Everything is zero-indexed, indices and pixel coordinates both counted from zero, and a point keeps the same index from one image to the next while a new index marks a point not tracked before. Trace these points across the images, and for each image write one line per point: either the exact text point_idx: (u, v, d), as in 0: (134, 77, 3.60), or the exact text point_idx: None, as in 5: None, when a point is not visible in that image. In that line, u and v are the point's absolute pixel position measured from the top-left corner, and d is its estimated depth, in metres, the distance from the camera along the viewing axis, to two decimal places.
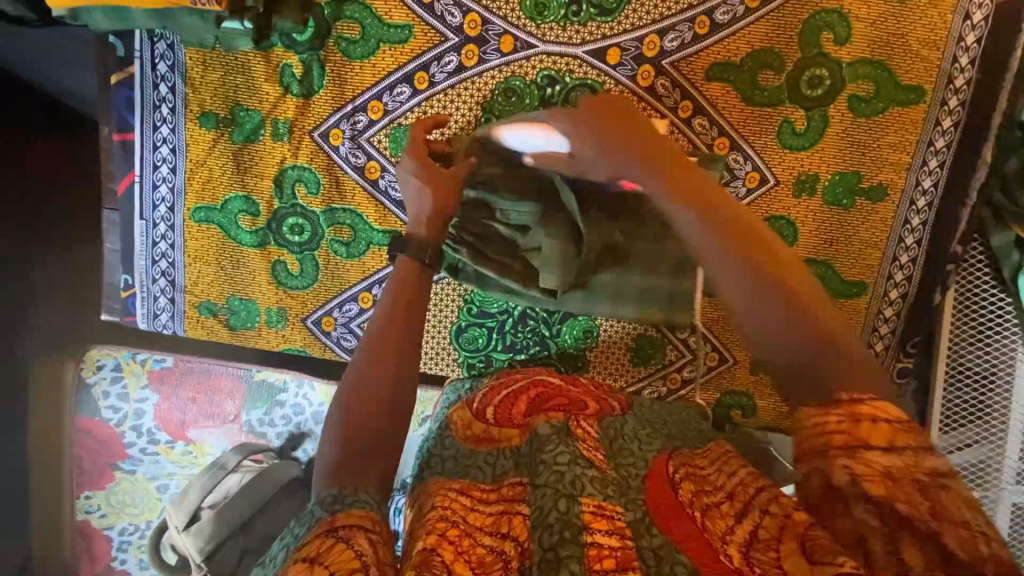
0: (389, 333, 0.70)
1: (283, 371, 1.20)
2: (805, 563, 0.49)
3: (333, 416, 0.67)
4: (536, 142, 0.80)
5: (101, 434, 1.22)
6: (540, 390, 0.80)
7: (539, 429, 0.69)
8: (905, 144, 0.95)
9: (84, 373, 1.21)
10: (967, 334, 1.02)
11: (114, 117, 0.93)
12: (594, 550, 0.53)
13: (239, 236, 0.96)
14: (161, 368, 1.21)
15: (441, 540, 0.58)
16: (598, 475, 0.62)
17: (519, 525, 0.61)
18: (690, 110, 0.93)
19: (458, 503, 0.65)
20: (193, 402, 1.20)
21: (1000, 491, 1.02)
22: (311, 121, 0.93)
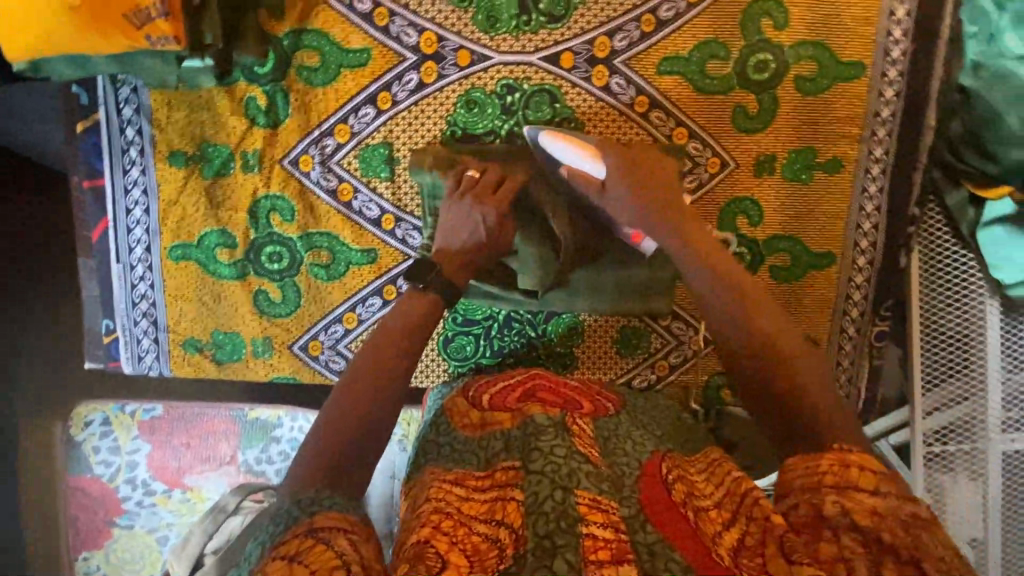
0: (384, 352, 0.75)
1: (276, 407, 1.25)
2: (784, 563, 0.55)
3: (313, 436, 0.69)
4: (583, 163, 0.88)
5: (94, 491, 1.23)
6: (540, 382, 0.83)
7: (535, 416, 0.71)
8: (855, 117, 0.98)
9: (73, 431, 1.23)
10: (940, 293, 1.05)
11: (83, 165, 0.94)
12: (589, 541, 0.55)
13: (218, 270, 0.97)
14: (152, 418, 1.24)
15: (435, 531, 0.60)
16: (594, 470, 0.63)
17: (513, 512, 0.61)
18: (646, 104, 0.96)
19: (452, 494, 0.66)
20: (188, 446, 1.24)
21: (989, 441, 1.06)
22: (280, 151, 0.95)
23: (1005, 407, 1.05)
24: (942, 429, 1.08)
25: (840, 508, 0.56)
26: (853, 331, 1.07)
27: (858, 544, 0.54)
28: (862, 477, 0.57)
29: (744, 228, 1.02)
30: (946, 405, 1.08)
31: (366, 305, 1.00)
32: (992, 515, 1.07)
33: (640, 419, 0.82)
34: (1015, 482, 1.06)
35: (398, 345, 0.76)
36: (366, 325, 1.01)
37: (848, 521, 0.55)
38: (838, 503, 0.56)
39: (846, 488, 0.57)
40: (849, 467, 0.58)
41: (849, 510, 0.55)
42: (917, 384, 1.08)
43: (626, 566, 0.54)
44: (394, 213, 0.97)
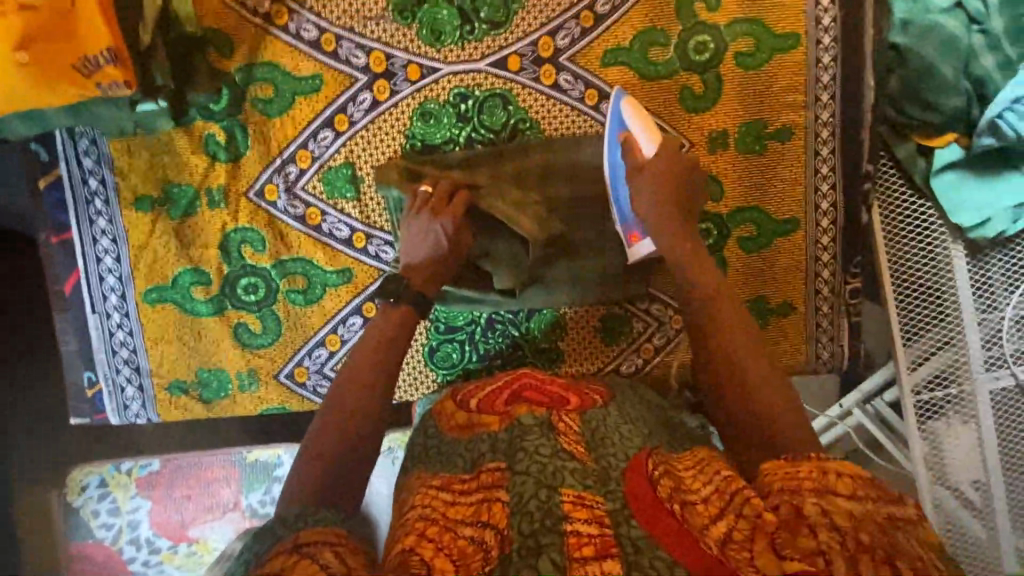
0: (361, 377, 0.79)
1: (273, 447, 1.24)
2: (774, 557, 0.56)
3: (303, 453, 0.74)
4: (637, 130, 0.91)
5: (98, 556, 1.23)
6: (527, 383, 0.83)
7: (521, 419, 0.73)
8: (797, 84, 1.02)
9: (69, 496, 1.22)
10: (904, 244, 1.09)
11: (50, 220, 0.95)
12: (573, 538, 0.57)
13: (195, 308, 0.98)
14: (148, 473, 1.23)
15: (421, 539, 0.60)
16: (579, 466, 0.65)
17: (499, 512, 0.62)
18: (596, 96, 0.99)
19: (438, 500, 0.66)
20: (189, 498, 1.23)
21: (975, 382, 1.08)
22: (245, 183, 0.96)
23: (985, 347, 1.07)
24: (929, 378, 1.11)
25: (821, 508, 0.58)
26: (827, 292, 1.09)
27: (836, 539, 0.55)
28: (838, 482, 0.60)
29: (707, 204, 1.05)
30: (928, 354, 1.10)
31: (347, 324, 1.00)
32: (990, 456, 1.08)
33: (628, 411, 0.82)
34: (1008, 419, 1.08)
35: (371, 373, 0.79)
36: (349, 346, 1.01)
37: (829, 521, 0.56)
38: (820, 505, 0.58)
39: (826, 492, 0.59)
40: (827, 474, 0.61)
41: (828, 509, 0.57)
42: (896, 336, 1.10)
43: (610, 562, 0.56)
44: (365, 230, 0.99)
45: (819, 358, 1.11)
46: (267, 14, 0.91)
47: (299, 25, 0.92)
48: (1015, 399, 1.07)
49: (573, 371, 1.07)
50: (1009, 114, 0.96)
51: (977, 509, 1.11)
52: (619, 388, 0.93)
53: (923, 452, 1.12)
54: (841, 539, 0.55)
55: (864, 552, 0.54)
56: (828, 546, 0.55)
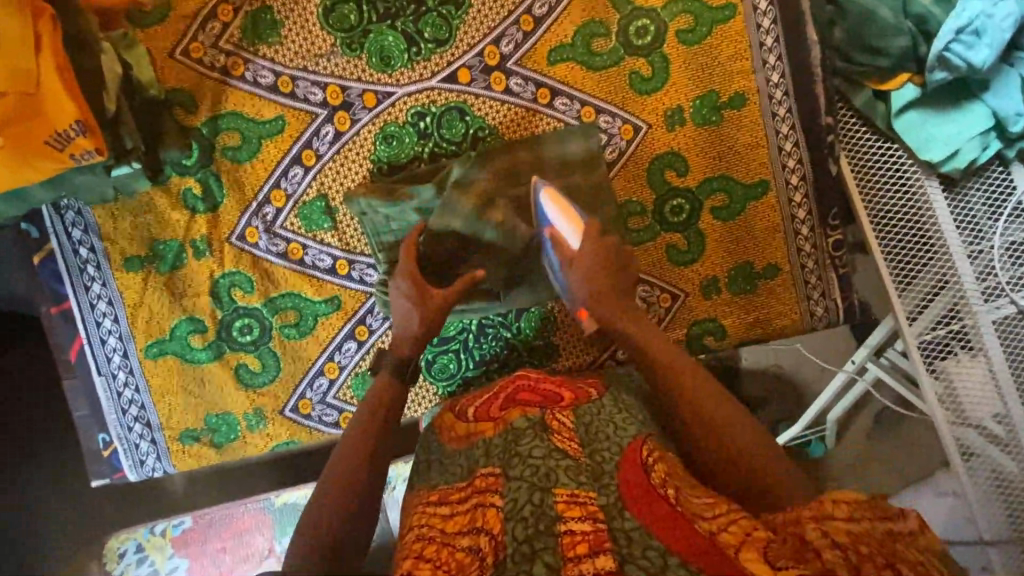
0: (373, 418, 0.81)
1: (301, 488, 1.31)
2: (768, 567, 0.54)
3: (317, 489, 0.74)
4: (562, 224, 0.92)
5: None
6: (520, 383, 0.83)
7: (515, 423, 0.73)
8: (741, 52, 1.04)
9: (110, 565, 1.28)
10: (879, 189, 1.08)
11: (48, 292, 0.99)
12: (567, 538, 0.59)
13: (195, 356, 1.01)
14: (182, 531, 1.29)
15: (418, 560, 0.61)
16: (573, 463, 0.66)
17: (492, 517, 0.64)
18: (549, 95, 1.02)
19: (435, 517, 0.68)
20: (225, 551, 1.28)
21: (976, 315, 1.06)
22: (226, 229, 1.00)
23: (978, 278, 1.06)
24: (932, 320, 1.08)
25: (821, 531, 0.57)
26: (809, 248, 1.09)
27: (839, 556, 0.54)
28: (835, 506, 0.59)
29: (674, 180, 1.06)
30: (925, 296, 1.08)
31: (343, 350, 1.03)
32: (1005, 386, 1.06)
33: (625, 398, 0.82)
34: (1016, 346, 1.06)
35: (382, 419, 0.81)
36: (348, 371, 1.03)
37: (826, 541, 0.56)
38: (818, 528, 0.57)
39: (824, 517, 0.58)
40: (823, 501, 0.60)
41: (828, 532, 0.56)
42: (890, 284, 1.09)
43: (603, 556, 0.57)
44: (346, 257, 1.02)
45: (814, 315, 1.11)
46: (223, 68, 0.96)
47: (255, 73, 0.96)
48: (1016, 325, 1.06)
49: (570, 364, 1.09)
50: (956, 46, 0.97)
51: (1001, 442, 1.08)
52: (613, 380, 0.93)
53: (938, 393, 1.10)
54: (843, 555, 0.54)
55: (867, 559, 0.53)
56: (833, 563, 0.53)
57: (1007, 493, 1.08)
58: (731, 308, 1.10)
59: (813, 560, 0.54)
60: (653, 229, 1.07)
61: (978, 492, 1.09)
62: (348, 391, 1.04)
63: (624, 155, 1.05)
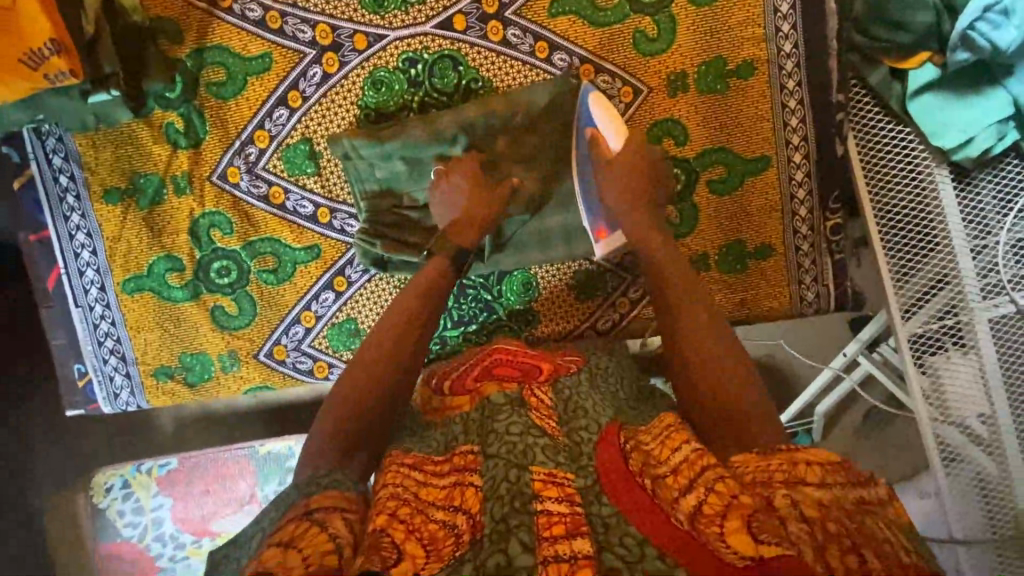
0: (397, 340, 0.79)
1: (285, 439, 1.32)
2: (750, 540, 0.53)
3: (350, 376, 0.77)
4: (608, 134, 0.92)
5: (128, 555, 1.29)
6: (499, 356, 0.84)
7: (493, 398, 0.71)
8: (753, 17, 0.99)
9: (95, 499, 1.30)
10: (887, 175, 1.04)
11: (27, 220, 0.98)
12: (544, 518, 0.56)
13: (172, 294, 1.00)
14: (168, 471, 1.31)
15: (392, 518, 0.59)
16: (550, 442, 0.64)
17: (471, 497, 0.62)
18: (547, 49, 0.98)
19: (411, 478, 0.66)
20: (208, 494, 1.30)
21: (972, 312, 1.03)
22: (207, 168, 0.98)
23: (980, 273, 1.02)
24: (927, 314, 1.05)
25: (791, 500, 0.55)
26: (806, 230, 1.06)
27: (806, 531, 0.52)
28: (807, 472, 0.57)
29: (671, 149, 1.02)
30: (921, 287, 1.05)
31: (320, 300, 1.02)
32: (993, 386, 1.03)
33: (599, 380, 0.80)
34: (1010, 345, 1.02)
35: (419, 317, 0.82)
36: (325, 321, 1.03)
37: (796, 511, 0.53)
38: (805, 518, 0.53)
39: (796, 484, 0.56)
40: (797, 463, 0.58)
41: (797, 501, 0.54)
42: (886, 274, 1.06)
43: (581, 540, 0.55)
44: (328, 205, 1.00)
45: (804, 300, 1.08)
46: None
47: (243, 6, 0.93)
48: (1014, 326, 1.02)
49: (550, 330, 1.07)
50: (981, 24, 0.92)
51: (983, 443, 1.06)
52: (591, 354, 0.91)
53: (924, 388, 1.07)
54: (810, 530, 0.52)
55: (834, 541, 0.51)
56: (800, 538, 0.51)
57: (984, 495, 1.07)
58: (719, 287, 1.07)
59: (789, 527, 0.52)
60: None
61: (953, 493, 1.08)
62: (325, 341, 1.04)
63: (622, 118, 1.01)
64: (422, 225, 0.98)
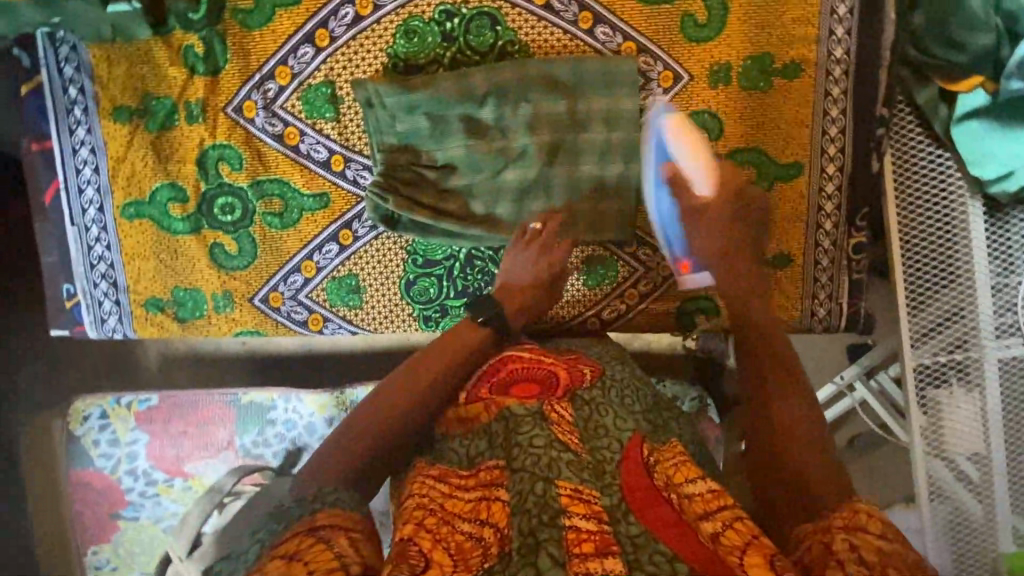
0: (443, 363, 0.83)
1: (270, 390, 1.30)
2: (771, 569, 0.56)
3: (395, 380, 0.82)
4: (684, 160, 0.94)
5: (99, 484, 1.28)
6: (513, 369, 0.80)
7: (513, 409, 0.72)
8: (809, 15, 0.95)
9: (72, 426, 1.28)
10: (917, 200, 1.01)
11: (31, 127, 0.94)
12: (572, 534, 0.58)
13: (172, 225, 0.97)
14: (148, 408, 1.29)
15: (418, 528, 0.62)
16: (575, 458, 0.65)
17: (498, 511, 0.65)
18: (591, 20, 0.93)
19: (436, 490, 0.68)
20: (186, 435, 1.28)
21: (983, 349, 1.01)
22: (223, 98, 0.94)
23: (996, 311, 1.00)
24: (935, 346, 1.03)
25: (849, 544, 0.58)
26: (828, 244, 1.03)
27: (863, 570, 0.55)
28: (870, 520, 0.60)
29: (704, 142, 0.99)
30: (936, 319, 1.02)
31: (323, 251, 0.99)
32: (991, 428, 1.02)
33: (607, 387, 0.80)
34: (1015, 388, 1.01)
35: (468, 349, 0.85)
36: (326, 274, 1.00)
37: (856, 555, 0.56)
38: None
39: (856, 528, 0.59)
40: (857, 513, 0.61)
41: (856, 545, 0.57)
42: (902, 301, 1.03)
43: (611, 559, 0.56)
44: (343, 153, 0.96)
45: (815, 315, 1.05)
46: None
47: None
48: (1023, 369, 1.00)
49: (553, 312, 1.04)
50: None
51: (974, 483, 1.04)
52: (607, 362, 0.88)
53: (923, 421, 1.05)
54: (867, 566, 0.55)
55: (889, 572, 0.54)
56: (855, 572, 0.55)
57: (965, 536, 1.05)
58: None
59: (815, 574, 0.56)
60: None
61: (935, 531, 1.06)
62: (323, 293, 1.01)
63: (658, 103, 0.97)
64: (438, 187, 0.95)
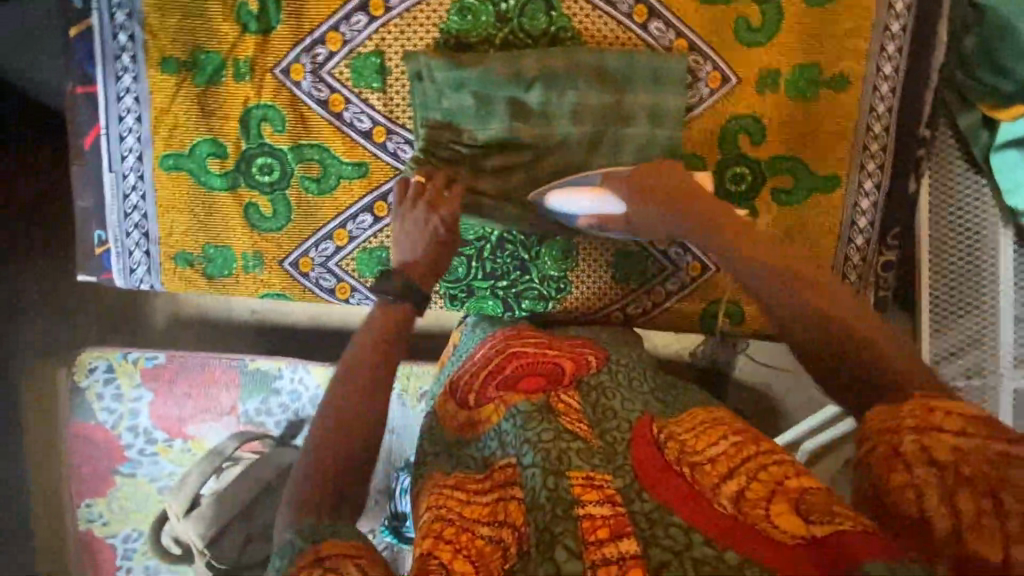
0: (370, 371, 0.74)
1: (277, 359, 1.30)
2: (800, 520, 0.56)
3: (320, 409, 0.71)
4: (587, 204, 0.91)
5: (98, 439, 1.29)
6: (516, 364, 0.77)
7: (518, 407, 0.70)
8: (862, 29, 0.95)
9: (76, 378, 1.28)
10: (950, 224, 1.01)
11: (77, 69, 0.94)
12: (587, 522, 0.58)
13: (209, 181, 0.97)
14: (154, 365, 1.29)
15: (438, 541, 0.60)
16: (584, 446, 0.64)
17: (515, 510, 0.63)
18: (645, 14, 0.94)
19: (452, 499, 0.66)
20: (190, 397, 1.29)
21: (1001, 377, 1.01)
22: (272, 59, 0.94)
23: (1019, 341, 1.00)
24: (953, 370, 1.04)
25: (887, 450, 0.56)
26: (858, 260, 1.03)
27: (934, 477, 0.53)
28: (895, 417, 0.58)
29: (745, 147, 0.99)
30: (956, 343, 1.03)
31: (357, 221, 0.99)
32: None
33: (624, 376, 0.79)
34: None
35: (386, 340, 0.77)
36: (357, 243, 1.00)
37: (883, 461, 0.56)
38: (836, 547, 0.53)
39: (884, 433, 0.57)
40: (886, 416, 0.58)
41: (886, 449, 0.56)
42: (924, 321, 1.04)
43: (626, 540, 0.56)
44: (386, 124, 0.96)
45: None
46: None
47: None
48: None
49: (578, 303, 1.05)
50: None
51: None
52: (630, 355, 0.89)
53: None
54: (940, 474, 0.53)
55: (924, 487, 0.53)
56: (889, 483, 0.55)
57: None
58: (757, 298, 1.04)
59: (835, 517, 0.55)
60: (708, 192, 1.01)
61: None
62: (353, 263, 1.01)
63: (703, 103, 0.97)
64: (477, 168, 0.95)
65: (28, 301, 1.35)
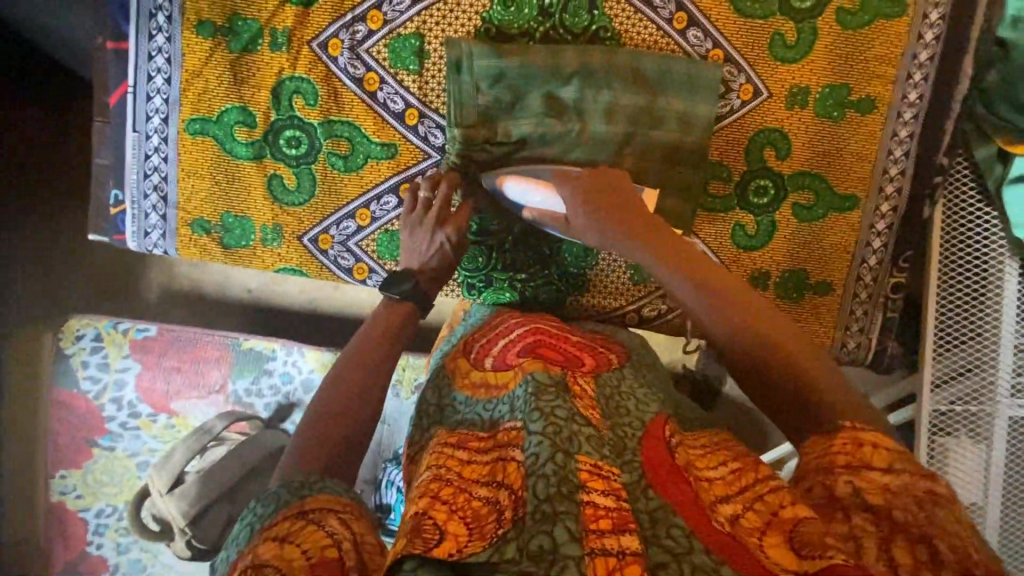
0: (378, 356, 0.75)
1: (272, 339, 1.28)
2: (793, 554, 0.53)
3: (324, 385, 0.71)
4: (536, 199, 0.91)
5: (80, 409, 1.25)
6: (540, 338, 0.78)
7: (534, 373, 0.67)
8: (891, 56, 0.98)
9: (62, 344, 1.25)
10: (960, 253, 1.01)
11: (110, 24, 0.93)
12: (590, 509, 0.54)
13: (235, 149, 0.96)
14: (144, 337, 1.26)
15: (434, 501, 0.56)
16: (595, 434, 0.62)
17: (513, 472, 0.59)
18: (685, 21, 0.95)
19: (453, 459, 0.62)
20: (179, 371, 1.26)
21: (997, 405, 1.03)
22: (311, 31, 0.93)
23: (1017, 371, 1.01)
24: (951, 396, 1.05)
25: (852, 487, 0.55)
26: (869, 279, 1.06)
27: (893, 526, 0.52)
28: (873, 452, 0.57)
29: (770, 160, 1.01)
30: (957, 369, 1.04)
31: (381, 203, 0.99)
32: (993, 481, 1.05)
33: (639, 372, 0.80)
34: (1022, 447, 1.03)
35: (395, 329, 0.79)
36: (379, 225, 1.00)
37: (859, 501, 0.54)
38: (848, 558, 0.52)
39: (860, 466, 0.56)
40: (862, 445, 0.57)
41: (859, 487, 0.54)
42: (929, 346, 1.04)
43: (629, 536, 0.53)
44: (419, 108, 0.96)
45: (843, 346, 1.09)
46: None
47: None
48: None
49: (593, 303, 1.06)
50: None
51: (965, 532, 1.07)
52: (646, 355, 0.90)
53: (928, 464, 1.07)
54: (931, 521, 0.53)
55: (901, 532, 0.52)
56: (862, 528, 0.53)
57: None
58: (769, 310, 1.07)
59: (828, 551, 0.51)
60: (731, 201, 1.03)
61: None
62: (372, 243, 1.00)
63: (734, 114, 0.99)
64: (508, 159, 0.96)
65: (25, 261, 1.32)
